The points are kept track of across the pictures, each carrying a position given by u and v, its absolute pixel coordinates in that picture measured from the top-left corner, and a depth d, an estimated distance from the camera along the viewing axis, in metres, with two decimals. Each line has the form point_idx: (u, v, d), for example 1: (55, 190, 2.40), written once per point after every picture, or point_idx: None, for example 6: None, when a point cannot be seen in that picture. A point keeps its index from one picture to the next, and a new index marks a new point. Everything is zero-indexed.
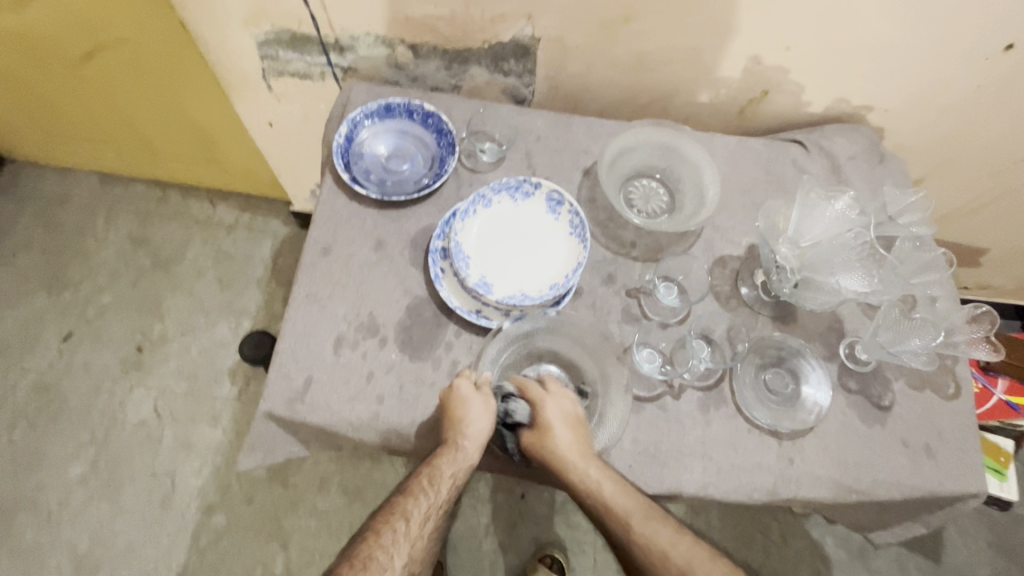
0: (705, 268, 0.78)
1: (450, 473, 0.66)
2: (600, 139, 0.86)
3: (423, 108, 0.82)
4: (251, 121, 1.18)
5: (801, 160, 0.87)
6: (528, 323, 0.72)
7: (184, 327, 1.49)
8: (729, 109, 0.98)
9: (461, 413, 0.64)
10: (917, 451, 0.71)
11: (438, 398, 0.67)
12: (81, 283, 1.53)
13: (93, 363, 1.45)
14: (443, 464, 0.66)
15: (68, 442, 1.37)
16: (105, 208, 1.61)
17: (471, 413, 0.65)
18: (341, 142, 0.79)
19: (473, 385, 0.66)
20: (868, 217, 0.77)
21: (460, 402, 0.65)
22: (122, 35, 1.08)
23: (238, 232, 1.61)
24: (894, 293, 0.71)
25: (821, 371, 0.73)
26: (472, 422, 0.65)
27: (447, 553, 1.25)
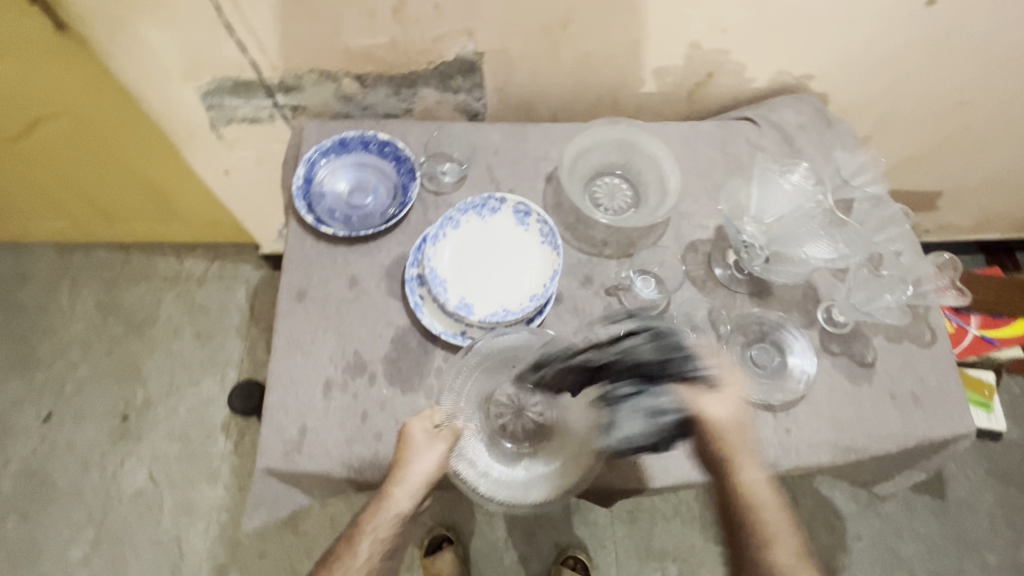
0: (678, 256, 0.80)
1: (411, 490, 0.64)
2: (557, 144, 0.86)
3: (377, 138, 0.82)
4: (204, 172, 1.16)
5: (753, 136, 0.90)
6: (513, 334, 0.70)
7: (168, 389, 1.46)
8: (677, 95, 1.00)
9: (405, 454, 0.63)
10: (905, 401, 0.73)
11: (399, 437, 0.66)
12: (54, 360, 1.48)
13: (79, 441, 1.40)
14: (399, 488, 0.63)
15: (65, 525, 1.33)
16: (68, 280, 1.57)
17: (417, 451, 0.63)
18: (300, 185, 0.78)
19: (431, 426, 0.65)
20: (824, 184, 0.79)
21: (408, 442, 0.64)
22: (61, 104, 1.05)
23: (210, 283, 1.58)
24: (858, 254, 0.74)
25: (803, 339, 0.75)
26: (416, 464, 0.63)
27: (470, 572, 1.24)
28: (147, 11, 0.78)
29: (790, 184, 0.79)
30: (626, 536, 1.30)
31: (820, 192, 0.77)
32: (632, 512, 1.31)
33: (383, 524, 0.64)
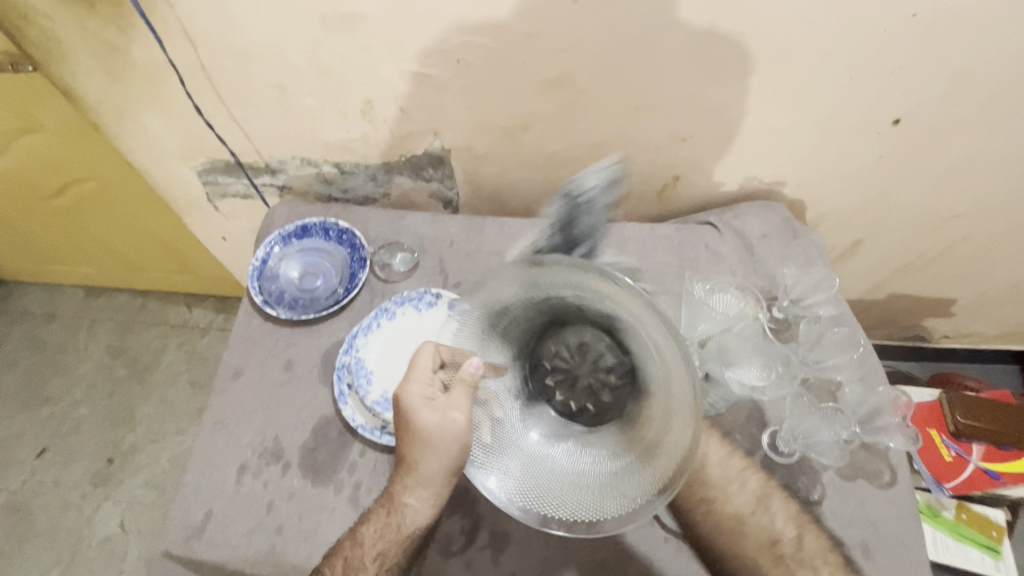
0: None
1: (410, 487, 0.64)
2: (511, 240, 0.87)
3: (338, 226, 0.87)
4: (205, 237, 1.25)
5: (713, 242, 0.89)
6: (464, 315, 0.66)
7: (155, 436, 1.51)
8: (647, 193, 1.01)
9: (408, 421, 0.65)
10: (853, 550, 0.66)
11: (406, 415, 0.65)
12: (60, 397, 1.57)
13: (65, 480, 1.45)
14: (406, 479, 0.65)
15: (34, 566, 1.35)
16: (88, 321, 1.69)
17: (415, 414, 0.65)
18: (256, 266, 0.83)
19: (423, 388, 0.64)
20: (757, 307, 0.79)
21: (408, 412, 0.65)
22: (86, 172, 1.17)
23: (213, 334, 1.66)
24: (792, 387, 0.73)
25: (740, 469, 0.70)
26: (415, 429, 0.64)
27: None
28: (147, 104, 0.87)
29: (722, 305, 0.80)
30: None
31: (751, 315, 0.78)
32: None
33: (379, 533, 0.64)
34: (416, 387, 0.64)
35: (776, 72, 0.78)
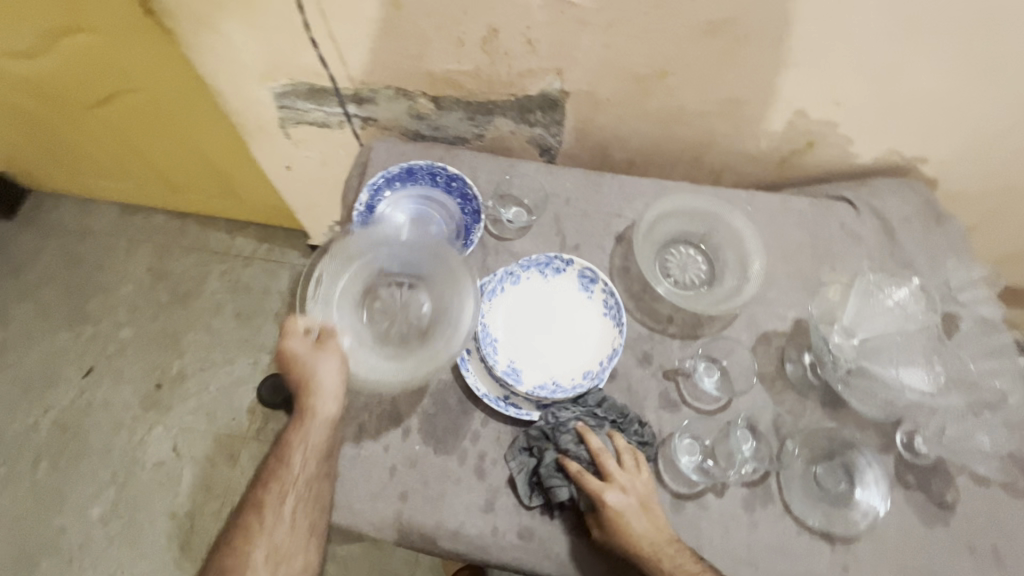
0: (749, 348, 0.73)
1: (304, 442, 0.63)
2: (634, 201, 0.80)
3: (446, 170, 0.78)
4: (267, 164, 1.15)
5: (850, 221, 0.81)
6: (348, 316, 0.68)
7: (203, 363, 1.48)
8: (770, 158, 0.92)
9: (299, 374, 0.63)
10: (984, 556, 0.65)
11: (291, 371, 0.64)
12: (101, 318, 1.53)
13: (114, 401, 1.44)
14: (302, 428, 0.64)
15: (89, 483, 1.36)
16: (124, 240, 1.61)
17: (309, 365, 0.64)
18: (361, 211, 0.75)
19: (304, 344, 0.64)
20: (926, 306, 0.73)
21: (297, 363, 0.64)
22: (141, 82, 1.05)
23: (257, 264, 1.59)
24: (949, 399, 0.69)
25: (878, 468, 0.68)
26: (310, 380, 0.63)
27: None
28: (234, 12, 0.76)
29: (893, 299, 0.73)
30: None
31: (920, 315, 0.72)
32: None
33: (305, 447, 0.63)
34: (295, 346, 0.64)
35: (977, 35, 0.68)
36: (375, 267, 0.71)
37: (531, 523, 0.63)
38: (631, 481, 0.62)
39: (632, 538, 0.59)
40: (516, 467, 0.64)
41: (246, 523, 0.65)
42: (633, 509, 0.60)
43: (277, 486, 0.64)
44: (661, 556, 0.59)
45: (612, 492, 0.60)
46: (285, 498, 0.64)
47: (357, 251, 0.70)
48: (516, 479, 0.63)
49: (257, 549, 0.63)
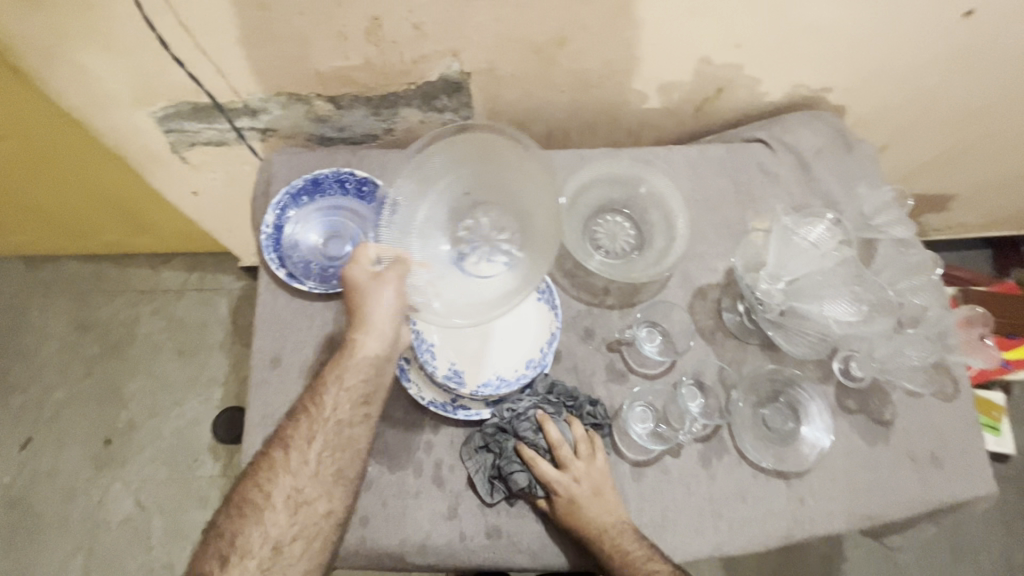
0: (686, 306, 0.73)
1: (343, 386, 0.62)
2: (553, 176, 0.78)
3: (355, 176, 0.74)
4: (171, 193, 1.07)
5: (767, 161, 0.82)
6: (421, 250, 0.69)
7: (151, 410, 1.41)
8: (684, 110, 0.91)
9: (360, 302, 0.64)
10: (924, 462, 0.69)
11: (351, 298, 0.65)
12: (29, 383, 1.42)
13: (62, 467, 1.36)
14: (345, 369, 0.63)
15: (53, 556, 1.29)
16: (38, 296, 1.49)
17: (367, 294, 0.64)
18: (269, 234, 0.71)
19: (370, 274, 0.65)
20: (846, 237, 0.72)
21: (358, 289, 0.64)
22: (4, 125, 0.95)
23: (190, 296, 1.51)
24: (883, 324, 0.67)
25: (821, 401, 0.70)
26: (367, 309, 0.64)
27: None
28: (81, 37, 0.68)
29: (812, 236, 0.71)
30: None
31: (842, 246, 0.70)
32: None
33: (339, 387, 0.62)
34: (358, 272, 0.65)
35: None
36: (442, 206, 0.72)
37: (497, 520, 0.63)
38: (586, 463, 0.62)
39: (587, 522, 0.60)
40: (473, 465, 0.63)
41: (264, 465, 0.62)
42: (587, 492, 0.61)
43: (302, 430, 0.62)
44: (616, 538, 0.60)
45: (563, 475, 0.61)
46: (310, 444, 0.61)
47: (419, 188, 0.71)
48: (473, 477, 0.63)
49: (280, 498, 0.60)
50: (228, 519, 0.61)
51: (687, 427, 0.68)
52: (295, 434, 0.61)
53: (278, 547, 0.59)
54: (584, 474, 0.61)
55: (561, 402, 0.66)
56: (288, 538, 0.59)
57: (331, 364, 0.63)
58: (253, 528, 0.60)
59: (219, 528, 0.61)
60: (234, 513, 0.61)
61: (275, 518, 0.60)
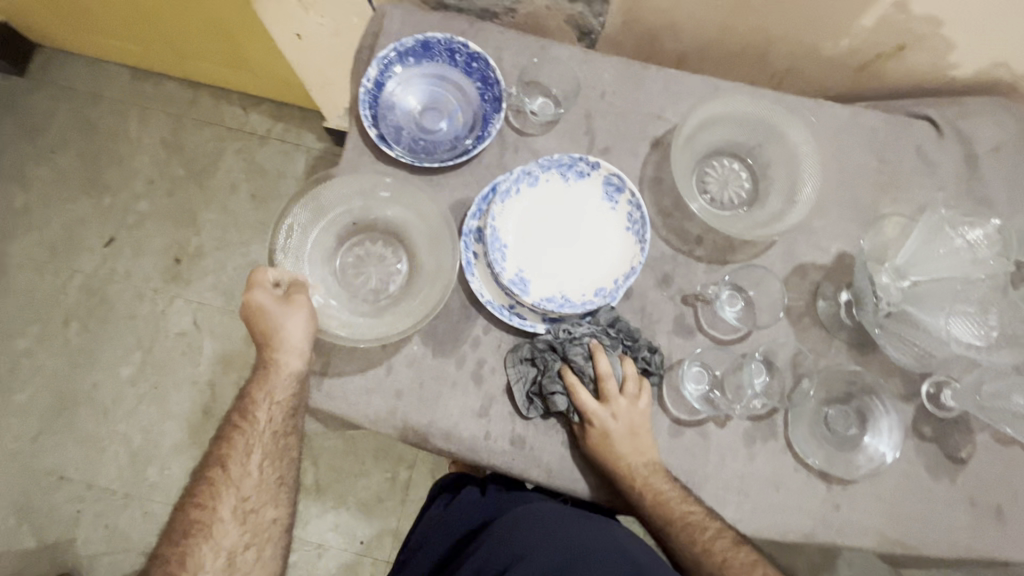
0: (781, 279, 0.66)
1: (270, 401, 0.61)
2: (677, 102, 0.70)
3: (467, 47, 0.68)
4: (276, 30, 1.04)
5: (928, 145, 0.71)
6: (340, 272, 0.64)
7: (219, 243, 1.48)
8: (846, 64, 0.78)
9: (265, 328, 0.59)
10: (986, 511, 0.63)
11: (251, 321, 0.60)
12: (119, 189, 1.51)
13: (135, 272, 1.47)
14: (269, 388, 0.61)
15: (117, 347, 1.43)
16: (137, 108, 1.55)
17: (274, 322, 0.59)
18: (368, 88, 0.66)
19: (273, 296, 0.59)
20: (1007, 248, 0.60)
21: (260, 316, 0.59)
22: None
23: (271, 145, 1.53)
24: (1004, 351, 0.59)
25: (895, 417, 0.64)
26: (275, 338, 0.59)
27: None
28: None
29: (962, 240, 0.61)
30: None
31: (993, 258, 0.59)
32: None
33: (269, 405, 0.61)
34: (262, 298, 0.59)
35: None
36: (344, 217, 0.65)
37: (525, 432, 0.62)
38: (631, 400, 0.61)
39: (620, 456, 0.59)
40: (513, 376, 0.62)
41: (203, 503, 0.62)
42: (625, 426, 0.60)
43: (239, 446, 0.63)
44: (647, 475, 0.60)
45: (602, 410, 0.59)
46: (248, 460, 0.63)
47: (326, 202, 0.64)
48: (513, 387, 0.62)
49: (225, 513, 0.62)
50: (171, 545, 0.60)
51: (743, 403, 0.64)
52: (233, 453, 0.63)
53: (231, 558, 0.61)
54: (623, 410, 0.60)
55: (619, 339, 0.63)
56: (241, 549, 0.62)
57: (250, 385, 0.62)
58: (204, 545, 0.61)
59: (162, 556, 0.60)
60: (175, 541, 0.60)
61: (225, 532, 0.61)
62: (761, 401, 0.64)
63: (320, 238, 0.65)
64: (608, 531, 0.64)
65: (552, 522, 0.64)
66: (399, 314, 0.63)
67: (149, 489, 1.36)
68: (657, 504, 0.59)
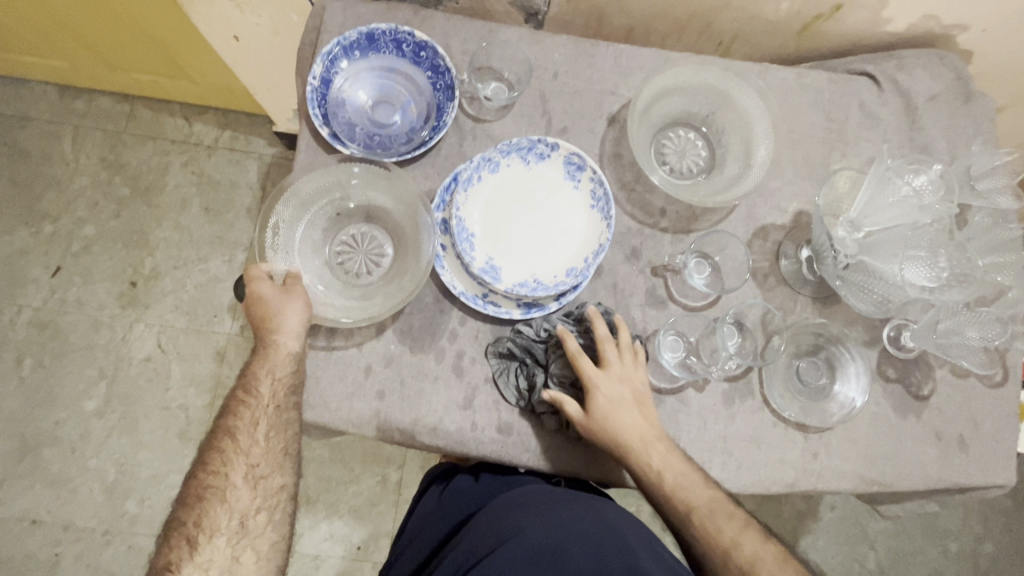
0: (744, 242, 0.68)
1: (273, 377, 0.59)
2: (629, 77, 0.71)
3: (413, 37, 0.66)
4: (211, 34, 1.00)
5: (870, 100, 0.73)
6: (332, 263, 0.63)
7: (176, 261, 1.43)
8: (788, 27, 0.80)
9: (263, 313, 0.58)
10: (950, 442, 0.67)
11: (252, 306, 0.59)
12: (60, 214, 1.43)
13: (89, 300, 1.40)
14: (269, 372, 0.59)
15: (78, 380, 1.37)
16: (71, 128, 1.46)
17: (276, 305, 0.58)
18: (315, 87, 0.64)
19: (272, 283, 0.59)
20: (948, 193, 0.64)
21: (258, 302, 0.58)
22: None
23: (221, 155, 1.47)
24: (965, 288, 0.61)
25: (861, 363, 0.67)
26: (279, 321, 0.58)
27: None
28: None
29: (908, 189, 0.64)
30: None
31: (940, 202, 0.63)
32: None
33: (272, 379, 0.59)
34: (263, 289, 0.59)
35: None
36: (330, 206, 0.63)
37: (510, 418, 0.63)
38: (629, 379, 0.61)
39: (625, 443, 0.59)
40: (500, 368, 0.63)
41: (215, 468, 0.60)
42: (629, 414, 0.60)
43: (245, 416, 0.61)
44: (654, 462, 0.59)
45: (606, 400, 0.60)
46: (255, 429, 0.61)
47: (307, 194, 0.62)
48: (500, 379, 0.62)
49: (237, 479, 0.60)
50: (187, 509, 0.60)
51: (721, 365, 0.66)
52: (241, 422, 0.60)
53: (243, 521, 0.60)
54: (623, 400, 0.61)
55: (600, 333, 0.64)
56: (252, 513, 0.60)
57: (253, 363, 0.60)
58: (218, 507, 0.59)
59: (178, 518, 0.59)
60: (191, 501, 0.60)
61: (238, 497, 0.60)
62: (736, 361, 0.66)
63: (305, 235, 0.62)
64: (597, 507, 0.66)
65: (537, 504, 0.65)
66: (390, 294, 0.61)
67: (130, 522, 1.31)
68: (661, 479, 0.58)
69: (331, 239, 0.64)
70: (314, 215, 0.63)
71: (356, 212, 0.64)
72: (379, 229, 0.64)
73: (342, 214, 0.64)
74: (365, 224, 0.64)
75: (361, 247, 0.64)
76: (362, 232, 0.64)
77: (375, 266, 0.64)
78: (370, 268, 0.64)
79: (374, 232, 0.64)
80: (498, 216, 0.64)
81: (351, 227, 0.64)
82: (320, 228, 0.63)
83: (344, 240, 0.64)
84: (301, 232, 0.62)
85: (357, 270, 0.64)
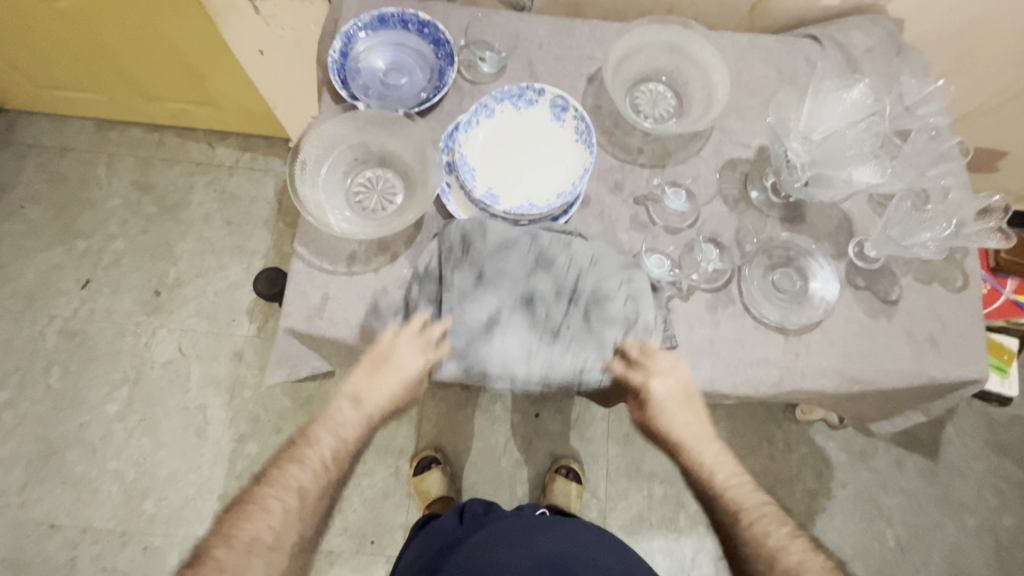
0: (715, 172, 0.77)
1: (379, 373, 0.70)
2: (604, 44, 0.82)
3: (418, 18, 0.78)
4: (238, 49, 1.14)
5: (815, 55, 0.84)
6: (352, 199, 0.72)
7: (198, 270, 1.52)
8: (740, 5, 0.92)
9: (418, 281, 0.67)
10: (921, 341, 0.72)
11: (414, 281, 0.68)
12: (93, 232, 1.54)
13: (115, 309, 1.48)
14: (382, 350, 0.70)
15: (102, 384, 1.42)
16: (106, 156, 1.60)
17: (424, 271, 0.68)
18: (336, 58, 0.75)
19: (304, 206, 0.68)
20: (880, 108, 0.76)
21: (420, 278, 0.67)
22: None
23: (241, 173, 1.60)
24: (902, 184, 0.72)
25: (830, 269, 0.74)
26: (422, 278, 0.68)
27: (478, 441, 1.41)
28: None
29: (846, 103, 0.75)
30: (619, 455, 1.42)
31: (873, 115, 0.75)
32: (628, 436, 1.43)
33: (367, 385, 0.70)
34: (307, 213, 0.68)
35: None
36: (351, 152, 0.73)
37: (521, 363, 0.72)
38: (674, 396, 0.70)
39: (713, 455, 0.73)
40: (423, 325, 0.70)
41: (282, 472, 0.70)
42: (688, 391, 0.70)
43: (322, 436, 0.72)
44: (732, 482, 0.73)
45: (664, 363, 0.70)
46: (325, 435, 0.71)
47: (333, 140, 0.72)
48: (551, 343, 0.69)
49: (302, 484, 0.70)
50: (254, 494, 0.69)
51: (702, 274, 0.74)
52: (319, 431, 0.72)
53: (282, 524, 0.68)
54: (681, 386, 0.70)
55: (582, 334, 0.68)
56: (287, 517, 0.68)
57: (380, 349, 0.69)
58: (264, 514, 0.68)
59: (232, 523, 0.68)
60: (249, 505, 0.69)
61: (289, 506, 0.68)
62: (713, 268, 0.73)
63: (329, 173, 0.72)
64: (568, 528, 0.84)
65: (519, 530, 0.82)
66: (400, 219, 0.69)
67: (147, 523, 1.33)
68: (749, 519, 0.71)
69: (351, 178, 0.73)
70: (336, 158, 0.72)
71: (373, 158, 0.74)
72: (392, 172, 0.74)
73: (363, 159, 0.74)
74: (382, 167, 0.74)
75: (377, 185, 0.74)
76: (377, 173, 0.74)
77: (386, 200, 0.73)
78: (383, 202, 0.73)
79: (389, 175, 0.74)
80: (498, 151, 0.74)
81: (367, 169, 0.73)
82: (342, 170, 0.73)
83: (362, 180, 0.73)
84: (327, 171, 0.72)
85: (371, 204, 0.73)
